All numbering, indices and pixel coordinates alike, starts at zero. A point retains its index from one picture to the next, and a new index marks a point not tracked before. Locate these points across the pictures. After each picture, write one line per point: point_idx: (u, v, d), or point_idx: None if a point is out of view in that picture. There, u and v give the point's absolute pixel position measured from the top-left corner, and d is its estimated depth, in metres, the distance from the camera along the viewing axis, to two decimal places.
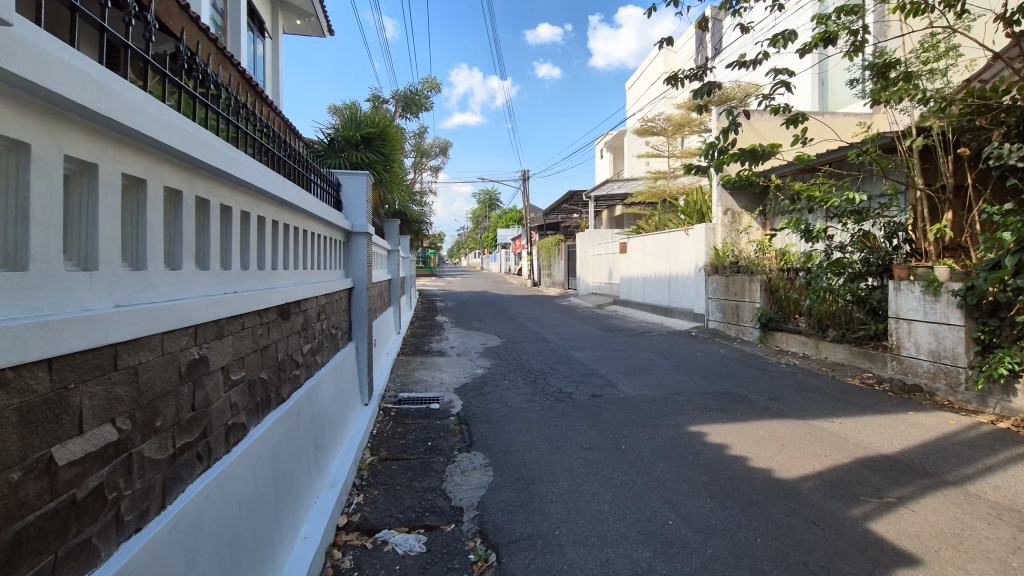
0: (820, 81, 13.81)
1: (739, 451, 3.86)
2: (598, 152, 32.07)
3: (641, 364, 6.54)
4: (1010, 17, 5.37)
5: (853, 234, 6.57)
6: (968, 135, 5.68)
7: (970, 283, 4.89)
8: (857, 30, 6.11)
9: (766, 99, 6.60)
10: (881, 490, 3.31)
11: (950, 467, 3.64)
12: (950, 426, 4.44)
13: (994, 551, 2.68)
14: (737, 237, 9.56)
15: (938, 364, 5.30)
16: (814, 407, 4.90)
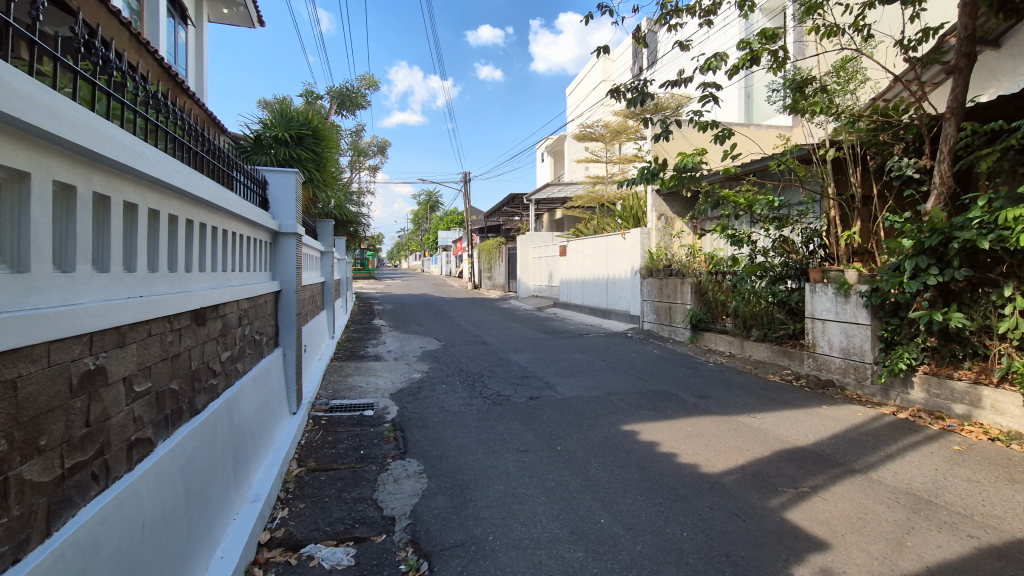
0: (746, 94, 14.62)
1: (669, 448, 3.99)
2: (539, 157, 32.48)
3: (578, 366, 6.66)
4: (908, 44, 5.91)
5: (774, 239, 6.99)
6: (874, 150, 6.17)
7: (875, 285, 5.33)
8: (778, 48, 6.52)
9: (696, 113, 6.87)
10: (796, 481, 3.52)
11: (857, 455, 3.93)
12: (858, 418, 4.81)
13: (893, 532, 2.91)
14: (669, 241, 9.94)
15: (848, 360, 5.72)
16: (738, 403, 5.16)
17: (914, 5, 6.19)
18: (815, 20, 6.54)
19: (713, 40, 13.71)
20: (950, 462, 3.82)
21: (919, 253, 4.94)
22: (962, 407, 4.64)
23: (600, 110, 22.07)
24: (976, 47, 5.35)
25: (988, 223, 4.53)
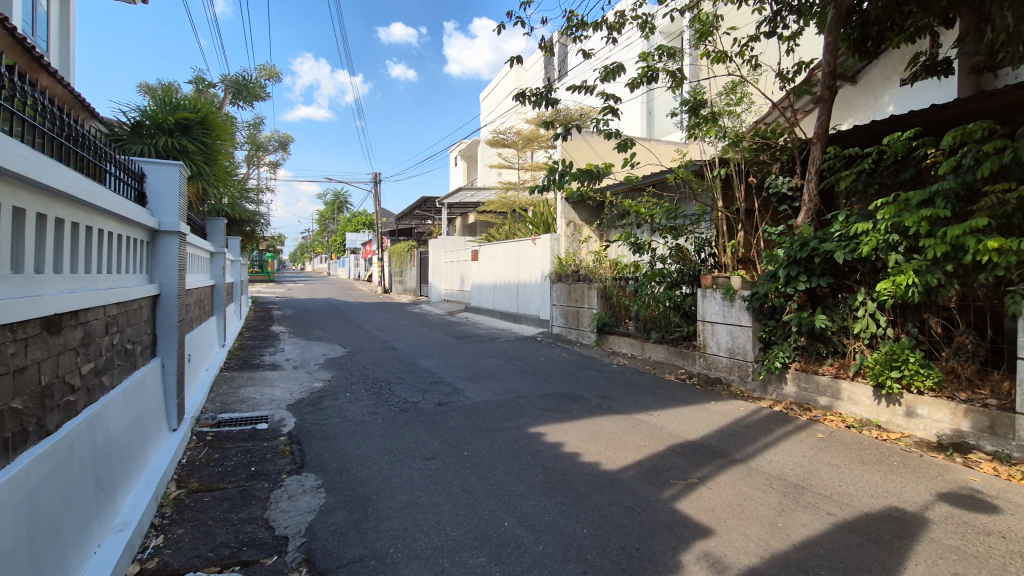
0: (647, 110, 15.54)
1: (572, 448, 4.12)
2: (452, 161, 32.36)
3: (487, 370, 6.68)
4: (785, 74, 6.61)
5: (670, 247, 7.48)
6: (755, 168, 6.80)
7: (755, 291, 5.89)
8: (675, 69, 7.02)
9: (599, 123, 7.20)
10: (687, 472, 3.77)
11: (739, 446, 4.30)
12: (741, 411, 5.26)
13: (767, 515, 3.21)
14: (577, 248, 10.30)
15: (733, 359, 6.24)
16: (637, 402, 5.43)
17: (790, 40, 6.92)
18: (707, 46, 7.11)
19: (617, 57, 14.46)
20: (814, 449, 4.29)
21: (791, 263, 5.53)
22: (825, 399, 5.25)
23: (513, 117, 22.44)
24: (837, 82, 6.09)
25: (846, 237, 5.16)
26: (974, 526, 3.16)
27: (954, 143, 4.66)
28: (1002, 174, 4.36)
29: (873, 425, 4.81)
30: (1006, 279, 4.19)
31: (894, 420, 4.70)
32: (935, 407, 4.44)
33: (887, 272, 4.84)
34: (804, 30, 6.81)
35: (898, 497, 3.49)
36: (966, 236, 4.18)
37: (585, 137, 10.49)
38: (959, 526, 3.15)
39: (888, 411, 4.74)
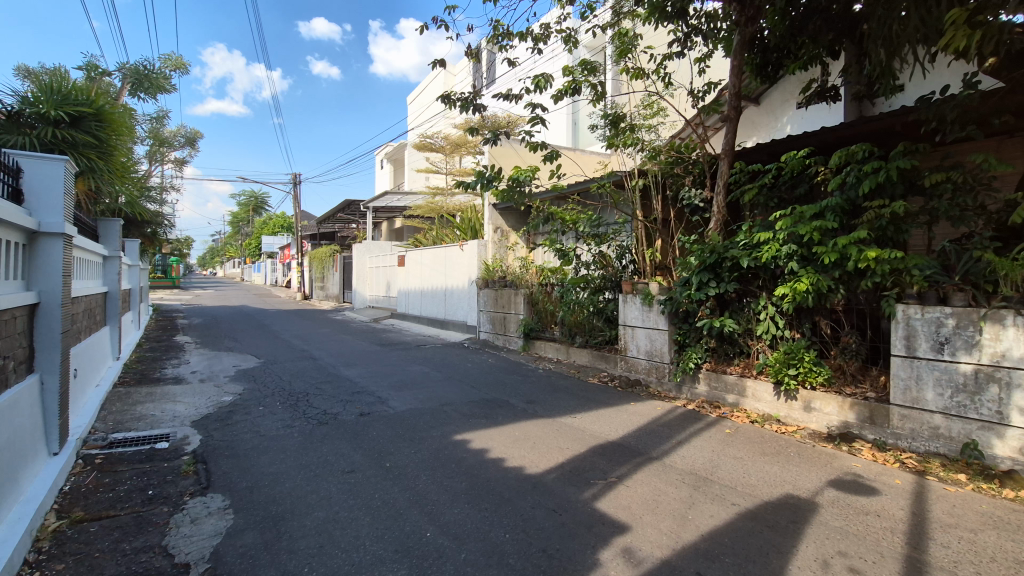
0: (572, 121, 16.04)
1: (497, 453, 4.14)
2: (378, 164, 31.60)
3: (413, 378, 6.56)
4: (696, 93, 7.06)
5: (594, 254, 7.74)
6: (671, 180, 7.19)
7: (671, 296, 6.22)
8: (597, 82, 7.31)
9: (526, 132, 7.31)
10: (606, 472, 3.90)
11: (655, 444, 4.51)
12: (658, 411, 5.53)
13: (679, 509, 3.39)
14: (504, 253, 10.40)
15: (651, 361, 6.54)
16: (561, 405, 5.56)
17: (701, 62, 7.40)
18: (627, 63, 7.45)
19: (542, 68, 14.81)
20: (723, 444, 4.59)
21: (703, 269, 5.89)
22: (733, 396, 5.64)
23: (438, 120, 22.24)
24: (741, 103, 6.58)
25: (750, 246, 5.58)
26: (855, 507, 3.52)
27: (840, 162, 5.18)
28: (878, 191, 4.90)
29: (774, 420, 5.23)
30: (882, 285, 4.72)
31: (792, 414, 5.14)
32: (826, 400, 4.90)
33: (785, 279, 5.29)
34: (713, 53, 7.29)
35: (793, 485, 3.82)
36: (851, 245, 4.67)
37: (511, 143, 10.65)
38: (843, 508, 3.50)
39: (786, 406, 5.18)
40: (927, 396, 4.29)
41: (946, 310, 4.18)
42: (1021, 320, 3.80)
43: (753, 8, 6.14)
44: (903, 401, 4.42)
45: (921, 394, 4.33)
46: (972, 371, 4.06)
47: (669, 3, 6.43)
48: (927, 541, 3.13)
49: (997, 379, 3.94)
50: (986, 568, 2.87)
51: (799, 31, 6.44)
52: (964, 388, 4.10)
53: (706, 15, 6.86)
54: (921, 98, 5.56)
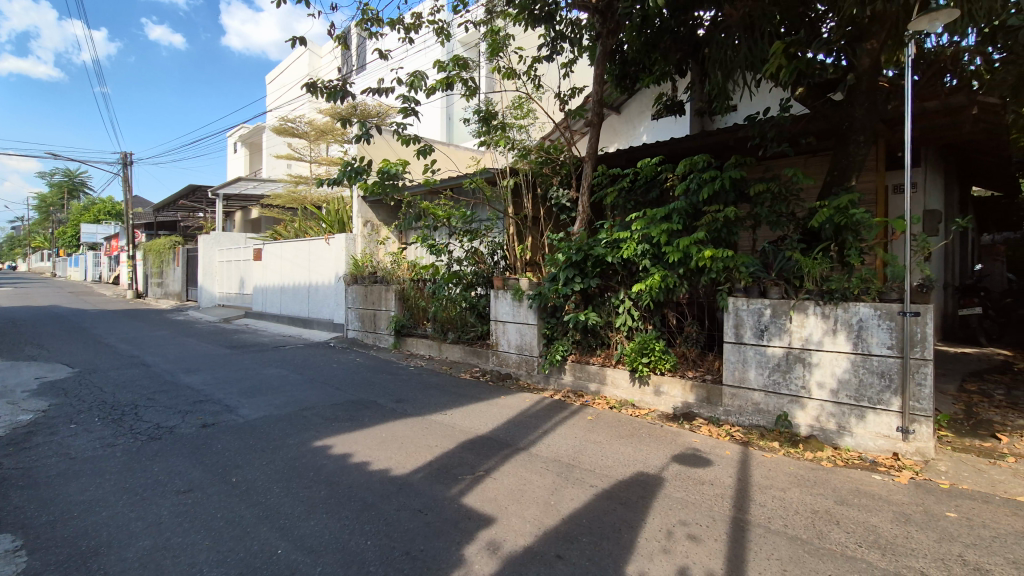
0: (446, 116, 16.01)
1: (361, 457, 3.96)
2: (231, 147, 28.59)
3: (268, 382, 6.03)
4: (563, 97, 7.37)
5: (466, 250, 7.75)
6: (540, 179, 7.44)
7: (540, 291, 6.44)
8: (468, 78, 7.30)
9: (396, 123, 7.06)
10: (474, 466, 3.93)
11: (522, 435, 4.64)
12: (526, 403, 5.70)
13: (543, 496, 3.52)
14: (375, 248, 10.08)
15: (521, 355, 6.73)
16: (431, 403, 5.48)
17: (567, 67, 7.74)
18: (498, 61, 7.55)
19: (414, 59, 14.55)
20: (584, 430, 4.86)
21: (569, 266, 6.18)
22: (595, 385, 6.02)
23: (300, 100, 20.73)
24: (603, 110, 7.02)
25: (610, 244, 5.98)
26: (694, 478, 3.94)
27: (685, 170, 5.76)
28: (715, 198, 5.52)
29: (629, 404, 5.68)
30: (717, 280, 5.34)
31: (644, 398, 5.62)
32: (672, 385, 5.44)
33: (640, 275, 5.76)
34: (578, 59, 7.66)
35: (644, 463, 4.17)
36: (692, 245, 5.20)
37: (380, 134, 10.31)
38: (685, 480, 3.90)
39: (640, 391, 5.65)
40: (750, 375, 4.97)
41: (766, 301, 4.87)
42: (819, 309, 4.55)
43: (614, 22, 6.62)
44: (733, 381, 5.07)
45: (746, 374, 5.00)
46: (783, 353, 4.78)
47: (538, 7, 6.62)
48: (749, 502, 3.61)
49: (802, 359, 4.68)
50: (791, 521, 3.38)
51: (653, 47, 7.03)
52: (778, 368, 4.81)
53: (571, 22, 7.19)
54: (748, 117, 6.40)
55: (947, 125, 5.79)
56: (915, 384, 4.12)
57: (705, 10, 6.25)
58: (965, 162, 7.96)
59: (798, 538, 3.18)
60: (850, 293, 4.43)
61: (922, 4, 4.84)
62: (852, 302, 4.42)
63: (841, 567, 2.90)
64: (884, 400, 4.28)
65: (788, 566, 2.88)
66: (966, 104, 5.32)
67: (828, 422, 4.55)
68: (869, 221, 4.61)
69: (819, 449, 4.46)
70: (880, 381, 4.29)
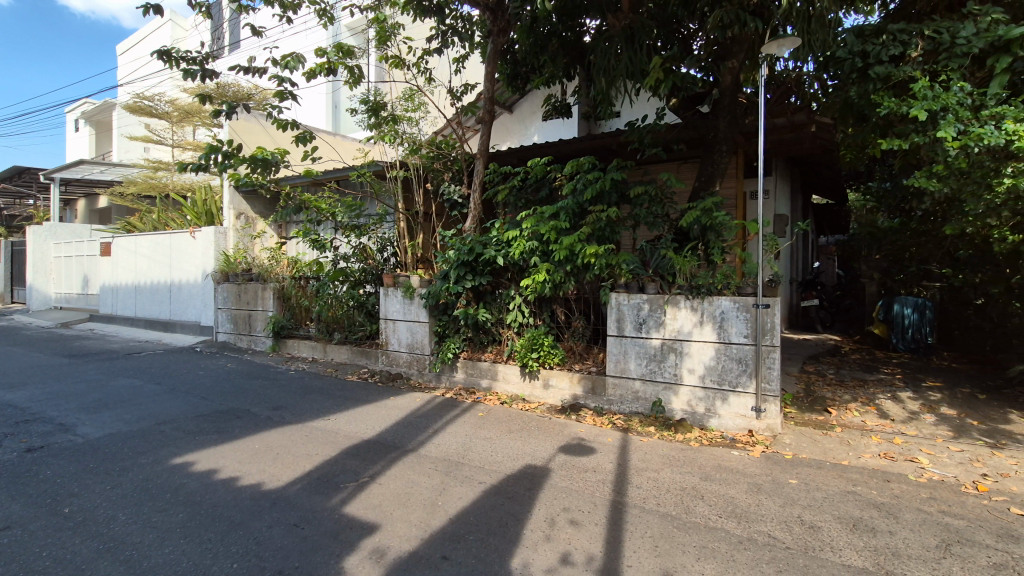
0: (332, 104, 15.27)
1: (228, 472, 3.62)
2: (73, 125, 24.77)
3: (116, 395, 5.30)
4: (454, 92, 7.31)
5: (353, 246, 7.39)
6: (432, 174, 7.33)
7: (430, 289, 6.32)
8: (353, 65, 6.98)
9: (272, 107, 6.53)
10: (358, 473, 3.76)
11: (410, 437, 4.53)
12: (416, 403, 5.58)
13: (429, 497, 3.46)
14: (250, 243, 9.31)
15: (412, 354, 6.58)
16: (313, 408, 5.16)
17: (459, 62, 7.66)
18: (386, 51, 7.29)
19: None
20: (474, 427, 4.87)
21: (460, 264, 6.13)
22: (487, 381, 6.06)
23: (161, 77, 18.57)
24: (495, 108, 7.05)
25: (500, 242, 6.03)
26: (578, 466, 4.11)
27: (572, 171, 5.96)
28: (599, 198, 5.76)
29: (520, 399, 5.80)
30: (601, 277, 5.60)
31: (534, 392, 5.77)
32: (560, 377, 5.65)
33: (530, 272, 5.89)
34: (469, 55, 7.61)
35: (532, 455, 4.26)
36: (577, 243, 5.40)
37: (252, 119, 9.53)
38: (570, 469, 4.05)
39: (530, 385, 5.80)
40: (630, 366, 5.30)
41: (644, 296, 5.22)
42: (689, 303, 4.98)
43: (504, 21, 6.80)
44: (615, 372, 5.37)
45: (627, 365, 5.32)
46: (659, 344, 5.15)
47: None
48: (627, 485, 3.84)
49: (674, 349, 5.08)
50: (663, 499, 3.65)
51: (542, 49, 7.18)
52: (654, 358, 5.18)
53: (462, 18, 7.17)
54: (628, 123, 6.79)
55: (792, 140, 6.60)
56: (765, 368, 4.65)
57: (592, 18, 6.52)
58: (804, 172, 9.13)
59: (668, 515, 3.44)
60: (713, 288, 4.89)
61: (772, 31, 5.44)
62: (716, 296, 4.88)
63: (704, 538, 3.17)
64: (742, 382, 4.77)
65: (659, 542, 3.10)
66: (806, 123, 6.08)
67: (696, 406, 4.99)
68: (729, 223, 5.11)
69: (688, 430, 4.87)
70: (738, 366, 4.79)
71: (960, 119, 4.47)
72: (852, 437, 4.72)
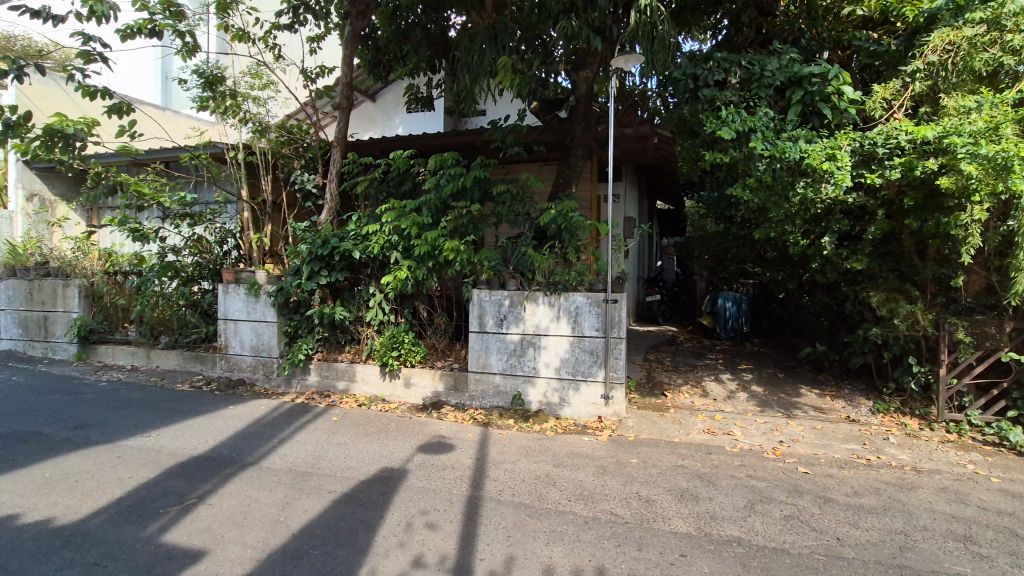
0: None
1: (5, 511, 2.98)
2: None
3: None
4: (307, 73, 6.81)
5: (185, 237, 6.51)
6: (282, 161, 6.79)
7: (279, 286, 5.83)
8: (184, 31, 6.16)
9: (74, 70, 5.51)
10: (184, 494, 3.33)
11: (252, 449, 4.13)
12: (262, 410, 5.11)
13: (270, 513, 3.18)
14: (47, 231, 7.86)
15: (257, 357, 6.01)
16: (130, 424, 4.47)
17: (313, 41, 7.13)
18: (225, 19, 6.53)
19: None
20: (327, 433, 4.59)
21: (313, 259, 5.74)
22: (343, 383, 5.76)
23: None
24: (354, 94, 6.68)
25: (358, 237, 5.75)
26: (437, 465, 4.07)
27: (436, 166, 5.88)
28: (462, 195, 5.72)
29: (379, 400, 5.60)
30: (463, 274, 5.59)
31: (394, 392, 5.62)
32: (421, 375, 5.56)
33: (390, 268, 5.69)
34: (325, 36, 7.13)
35: (388, 458, 4.12)
36: (439, 239, 5.32)
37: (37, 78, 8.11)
38: (428, 469, 3.99)
39: (390, 385, 5.63)
40: (491, 361, 5.39)
41: (505, 292, 5.35)
42: (547, 299, 5.20)
43: (364, 4, 6.37)
44: (476, 368, 5.42)
45: (487, 360, 5.40)
46: (519, 339, 5.31)
47: None
48: (484, 479, 3.88)
49: (533, 344, 5.28)
50: (518, 489, 3.75)
51: (405, 37, 6.96)
52: (514, 352, 5.33)
53: None
54: (491, 122, 6.86)
55: (639, 149, 7.22)
56: (613, 358, 5.03)
57: (456, 13, 6.53)
58: (649, 179, 10.06)
59: (522, 504, 3.54)
60: (569, 285, 5.15)
61: (621, 47, 5.88)
62: (571, 292, 5.16)
63: (554, 523, 3.32)
64: (593, 372, 5.10)
65: (512, 532, 3.18)
66: (649, 134, 6.66)
67: (552, 397, 5.23)
68: (583, 223, 5.40)
69: (544, 421, 5.09)
70: (589, 357, 5.11)
71: (766, 139, 5.20)
72: (683, 416, 5.31)
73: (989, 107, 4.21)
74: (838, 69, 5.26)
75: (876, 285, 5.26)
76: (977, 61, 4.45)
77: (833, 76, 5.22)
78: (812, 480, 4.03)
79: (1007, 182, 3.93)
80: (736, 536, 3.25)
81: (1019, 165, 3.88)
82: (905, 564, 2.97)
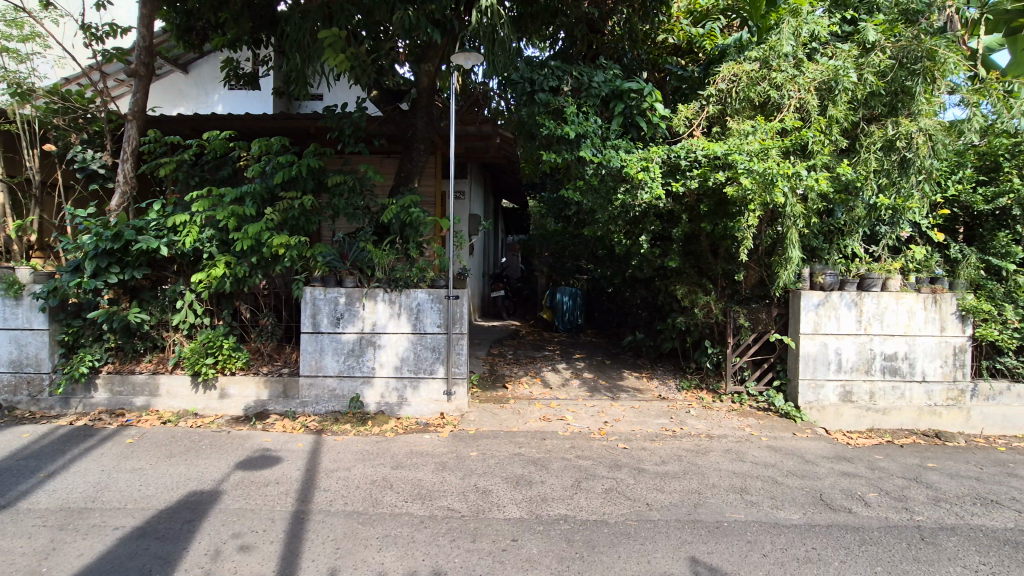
0: None
1: None
2: None
3: None
4: (89, 29, 5.70)
5: None
6: (54, 133, 5.60)
7: (50, 285, 4.79)
8: None
9: None
10: None
11: (5, 489, 3.35)
12: (24, 439, 4.17)
13: (27, 565, 2.61)
14: None
15: (18, 374, 4.89)
16: None
17: None
18: None
19: None
20: (117, 458, 3.90)
21: (98, 253, 4.82)
22: (142, 399, 4.97)
23: None
24: (155, 61, 5.73)
25: (162, 229, 4.98)
26: (259, 481, 3.69)
27: (261, 151, 5.30)
28: (292, 184, 5.24)
29: (189, 415, 4.93)
30: (293, 270, 5.16)
31: (209, 404, 5.00)
32: (243, 384, 5.02)
33: (203, 264, 5.02)
34: None
35: (197, 480, 3.63)
36: (263, 232, 4.83)
37: None
38: (246, 487, 3.59)
39: (204, 397, 4.98)
40: (326, 363, 5.07)
41: (341, 290, 5.04)
42: (386, 296, 5.04)
43: None
44: (309, 372, 5.05)
45: (322, 362, 5.06)
46: (356, 338, 5.07)
47: None
48: (314, 491, 3.63)
49: (372, 343, 5.08)
50: (351, 497, 3.57)
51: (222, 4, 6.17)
52: (352, 352, 5.07)
53: None
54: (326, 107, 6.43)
55: (481, 146, 7.35)
56: (454, 354, 5.07)
57: None
58: (493, 178, 10.33)
59: (354, 512, 3.38)
60: (410, 281, 5.04)
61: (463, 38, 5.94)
62: (412, 289, 5.06)
63: (388, 527, 3.22)
64: (434, 369, 5.08)
65: (341, 543, 3.01)
66: (491, 133, 7.03)
67: (390, 396, 5.10)
68: (425, 219, 5.31)
69: (383, 422, 4.94)
70: (431, 354, 5.08)
71: (594, 145, 5.69)
72: (521, 406, 5.56)
73: (760, 133, 5.08)
74: (651, 87, 5.88)
75: (681, 280, 6.06)
76: (753, 92, 5.31)
77: (646, 93, 5.85)
78: (628, 454, 4.50)
79: (771, 194, 4.73)
80: (563, 514, 3.48)
81: (780, 181, 4.69)
82: (697, 518, 3.46)
